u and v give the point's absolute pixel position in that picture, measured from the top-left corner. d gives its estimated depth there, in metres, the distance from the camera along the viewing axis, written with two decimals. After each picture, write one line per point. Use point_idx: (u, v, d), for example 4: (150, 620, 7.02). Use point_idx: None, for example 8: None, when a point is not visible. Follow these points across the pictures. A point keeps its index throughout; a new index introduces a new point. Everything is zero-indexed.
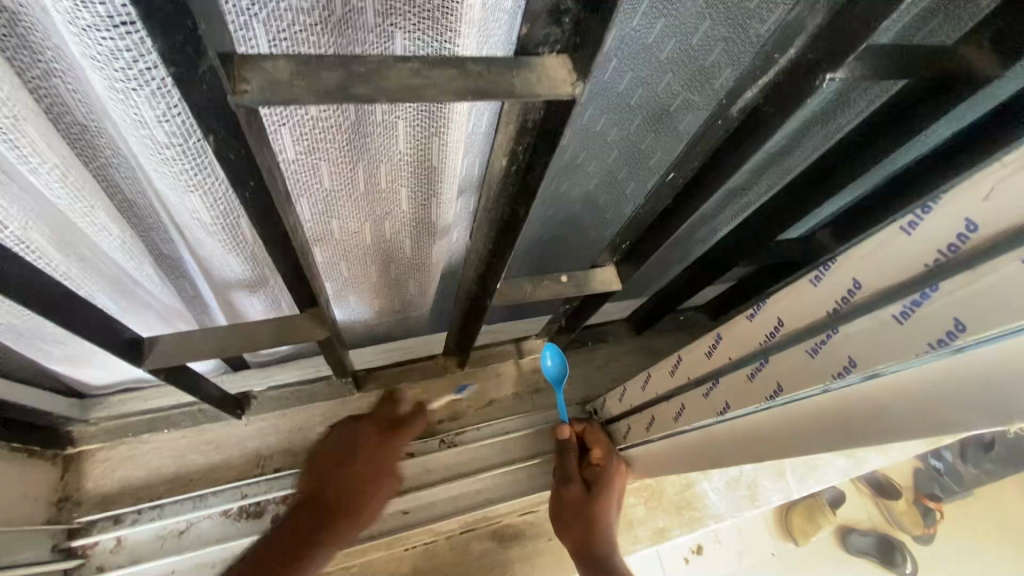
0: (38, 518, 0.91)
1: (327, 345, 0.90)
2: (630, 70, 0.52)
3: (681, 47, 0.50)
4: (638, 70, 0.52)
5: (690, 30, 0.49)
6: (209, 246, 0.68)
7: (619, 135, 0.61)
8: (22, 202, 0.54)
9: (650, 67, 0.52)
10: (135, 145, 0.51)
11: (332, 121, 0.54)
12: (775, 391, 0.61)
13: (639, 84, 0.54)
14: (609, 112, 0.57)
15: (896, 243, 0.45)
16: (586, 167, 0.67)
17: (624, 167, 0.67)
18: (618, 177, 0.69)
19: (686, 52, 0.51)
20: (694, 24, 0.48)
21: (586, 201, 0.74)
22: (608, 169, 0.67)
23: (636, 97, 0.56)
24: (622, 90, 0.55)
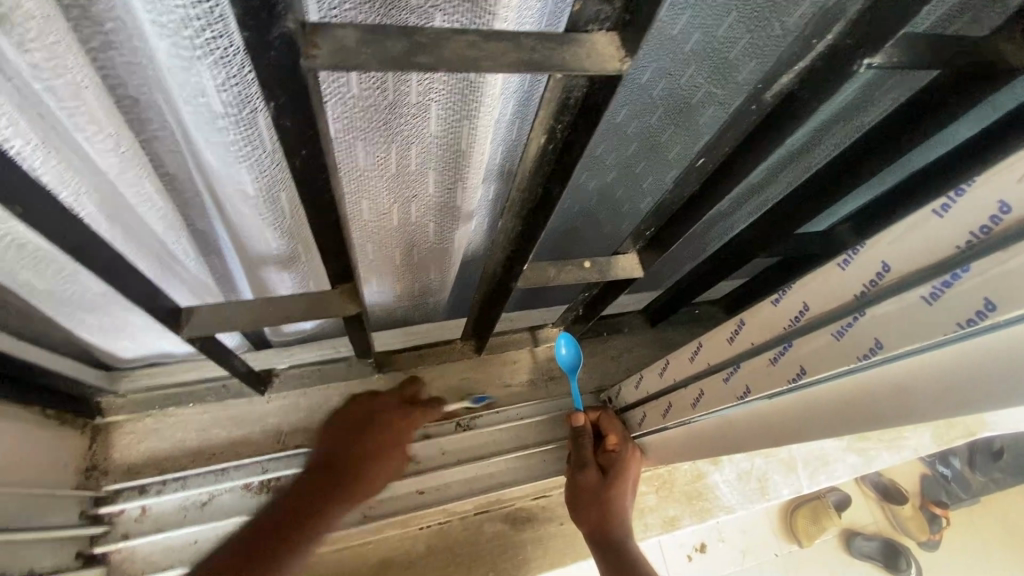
0: (68, 484, 0.94)
1: (352, 322, 0.91)
2: (655, 61, 0.56)
3: (704, 39, 0.54)
4: (661, 60, 0.56)
5: (716, 22, 0.52)
6: (247, 220, 0.71)
7: (639, 127, 0.65)
8: (75, 169, 0.56)
9: (675, 59, 0.56)
10: (189, 114, 0.53)
11: (371, 100, 0.56)
12: (798, 373, 0.61)
13: (663, 75, 0.58)
14: (631, 103, 0.61)
15: (929, 227, 0.46)
16: (606, 161, 0.70)
17: (641, 162, 0.71)
18: (635, 171, 0.73)
19: (710, 44, 0.55)
20: (720, 18, 0.52)
21: (601, 194, 0.78)
22: (626, 163, 0.71)
23: (658, 89, 0.59)
24: (644, 83, 0.58)
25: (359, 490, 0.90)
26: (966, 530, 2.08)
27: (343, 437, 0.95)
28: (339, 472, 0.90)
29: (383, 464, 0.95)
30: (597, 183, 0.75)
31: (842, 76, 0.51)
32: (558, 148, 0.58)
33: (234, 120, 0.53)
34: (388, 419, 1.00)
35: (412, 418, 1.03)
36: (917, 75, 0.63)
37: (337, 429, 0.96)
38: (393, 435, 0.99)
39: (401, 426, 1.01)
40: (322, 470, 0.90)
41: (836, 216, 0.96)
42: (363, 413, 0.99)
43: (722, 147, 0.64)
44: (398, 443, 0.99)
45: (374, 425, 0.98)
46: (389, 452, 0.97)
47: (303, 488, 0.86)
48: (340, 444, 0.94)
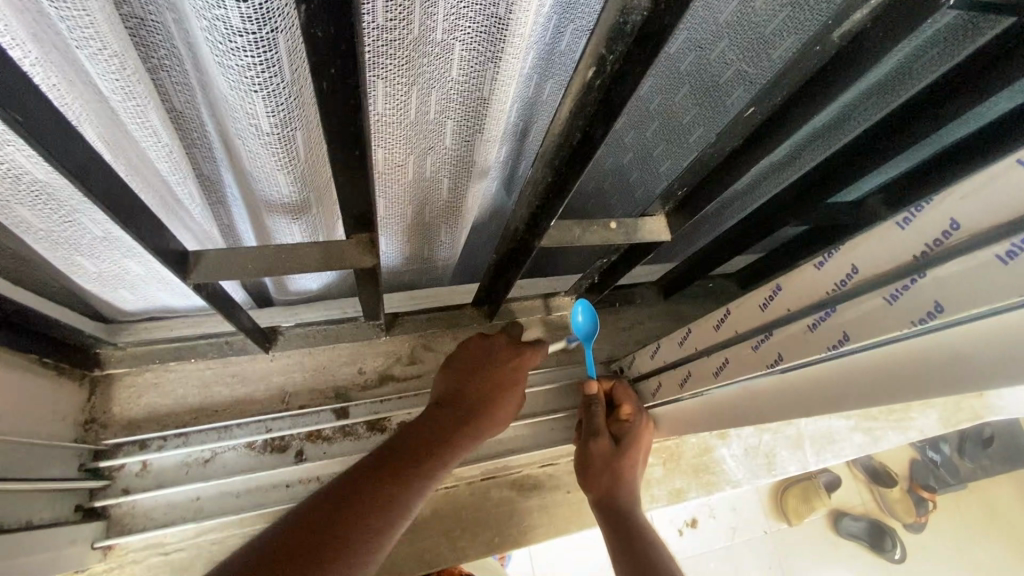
0: (65, 437, 0.91)
1: (366, 276, 0.87)
2: (685, 31, 0.57)
3: (740, 10, 0.55)
4: (695, 29, 0.57)
5: None
6: (259, 163, 0.66)
7: (661, 102, 0.67)
8: (76, 90, 0.51)
9: (706, 29, 0.57)
10: (202, 34, 0.49)
11: (395, 34, 0.52)
12: (841, 340, 0.58)
13: (693, 48, 0.59)
14: (658, 75, 0.64)
15: (1011, 179, 0.43)
16: (626, 134, 0.74)
17: (661, 142, 0.73)
18: (654, 152, 0.75)
19: (747, 16, 0.55)
20: None
21: (620, 171, 0.82)
22: (647, 141, 0.74)
23: (685, 62, 0.61)
24: (672, 54, 0.61)
25: (456, 444, 0.78)
26: (953, 514, 2.11)
27: (460, 380, 0.87)
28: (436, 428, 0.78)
29: (495, 417, 0.86)
30: (614, 158, 0.79)
31: (925, 10, 0.47)
32: (607, 85, 0.51)
33: (252, 39, 0.48)
34: (454, 367, 0.89)
35: (515, 354, 0.91)
36: (986, 24, 0.56)
37: (443, 385, 0.88)
38: (506, 377, 0.89)
39: (484, 370, 0.89)
40: (457, 417, 0.82)
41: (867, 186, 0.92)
42: (478, 356, 0.90)
43: (773, 98, 0.59)
44: (509, 388, 0.89)
45: (485, 373, 0.88)
46: (503, 395, 0.88)
47: (403, 445, 0.73)
48: (460, 390, 0.86)
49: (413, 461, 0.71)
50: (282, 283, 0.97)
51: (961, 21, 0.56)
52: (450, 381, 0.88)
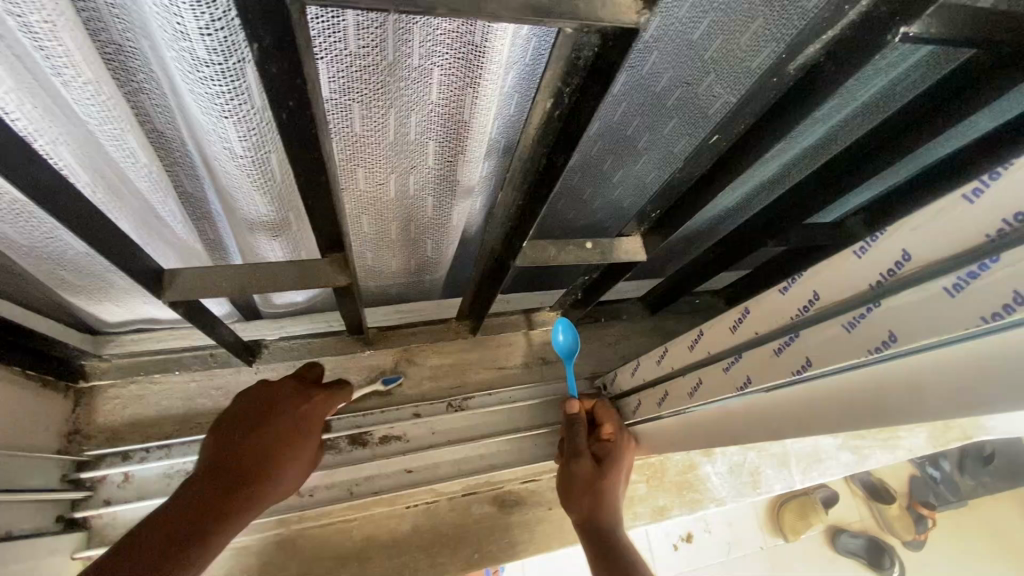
0: (48, 448, 0.92)
1: (347, 293, 0.88)
2: (669, 68, 0.57)
3: (724, 47, 0.55)
4: (677, 65, 0.57)
5: (740, 29, 0.53)
6: (237, 183, 0.68)
7: (642, 132, 0.68)
8: (52, 116, 0.52)
9: (692, 65, 0.57)
10: (174, 62, 0.50)
11: (368, 60, 0.54)
12: (804, 365, 0.59)
13: (678, 82, 0.59)
14: (637, 107, 0.63)
15: (954, 214, 0.43)
16: (603, 163, 0.74)
17: (643, 162, 0.74)
18: (637, 171, 0.77)
19: (731, 50, 0.55)
20: (745, 25, 0.52)
21: (603, 193, 0.83)
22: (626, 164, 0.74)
23: (671, 96, 0.62)
24: (656, 89, 0.60)
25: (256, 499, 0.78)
26: (951, 533, 2.08)
27: (247, 418, 0.83)
28: (219, 485, 0.75)
29: (283, 472, 0.83)
30: (595, 184, 0.79)
31: (873, 47, 0.48)
32: (565, 115, 0.52)
33: (220, 69, 0.49)
34: (242, 411, 0.83)
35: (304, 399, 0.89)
36: (951, 52, 0.57)
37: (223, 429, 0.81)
38: (298, 425, 0.87)
39: (282, 416, 0.85)
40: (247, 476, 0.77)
41: (846, 207, 0.93)
42: (277, 399, 0.86)
43: (735, 125, 0.60)
44: (302, 431, 0.87)
45: (282, 416, 0.85)
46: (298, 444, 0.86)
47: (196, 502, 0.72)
48: (257, 443, 0.80)
49: (211, 514, 0.72)
50: (266, 298, 0.99)
51: (925, 51, 0.57)
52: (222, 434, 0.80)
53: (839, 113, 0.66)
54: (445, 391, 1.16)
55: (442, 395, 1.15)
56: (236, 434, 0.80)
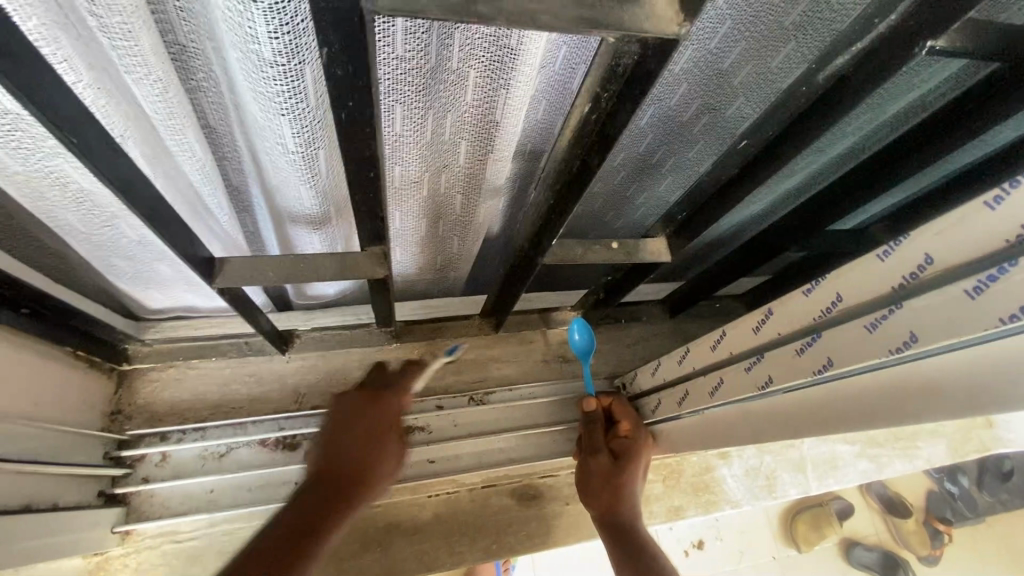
0: (93, 425, 0.97)
1: (379, 286, 0.92)
2: (697, 91, 0.59)
3: (755, 71, 0.56)
4: (707, 89, 0.58)
5: (771, 53, 0.54)
6: (284, 176, 0.71)
7: (666, 151, 0.69)
8: (122, 110, 0.57)
9: (721, 88, 0.58)
10: (238, 63, 0.54)
11: (415, 62, 0.57)
12: (825, 364, 0.61)
13: (705, 105, 0.61)
14: (665, 130, 0.65)
15: (978, 219, 0.45)
16: (628, 179, 0.76)
17: (666, 178, 0.76)
18: (659, 186, 0.78)
19: (761, 73, 0.57)
20: (774, 50, 0.54)
21: (623, 209, 0.84)
22: (650, 179, 0.76)
23: (697, 118, 0.63)
24: (684, 112, 0.62)
25: (371, 487, 0.80)
26: (967, 549, 2.06)
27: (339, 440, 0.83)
28: (337, 484, 0.77)
29: (381, 475, 0.82)
30: (618, 199, 0.81)
31: (900, 59, 0.50)
32: (602, 120, 0.55)
33: (282, 70, 0.53)
34: (342, 437, 0.83)
35: (382, 406, 0.87)
36: (976, 66, 0.59)
37: (326, 430, 0.85)
38: (387, 421, 0.86)
39: (337, 421, 0.85)
40: (353, 467, 0.80)
41: (869, 215, 0.94)
42: (335, 415, 0.86)
43: (770, 126, 0.63)
44: (386, 432, 0.85)
45: (357, 424, 0.85)
46: (386, 434, 0.85)
47: (298, 518, 0.72)
48: (337, 458, 0.80)
49: (335, 510, 0.74)
50: (300, 289, 1.03)
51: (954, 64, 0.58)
52: (323, 447, 0.83)
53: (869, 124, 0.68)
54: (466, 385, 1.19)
55: (464, 389, 1.18)
56: (326, 445, 0.83)
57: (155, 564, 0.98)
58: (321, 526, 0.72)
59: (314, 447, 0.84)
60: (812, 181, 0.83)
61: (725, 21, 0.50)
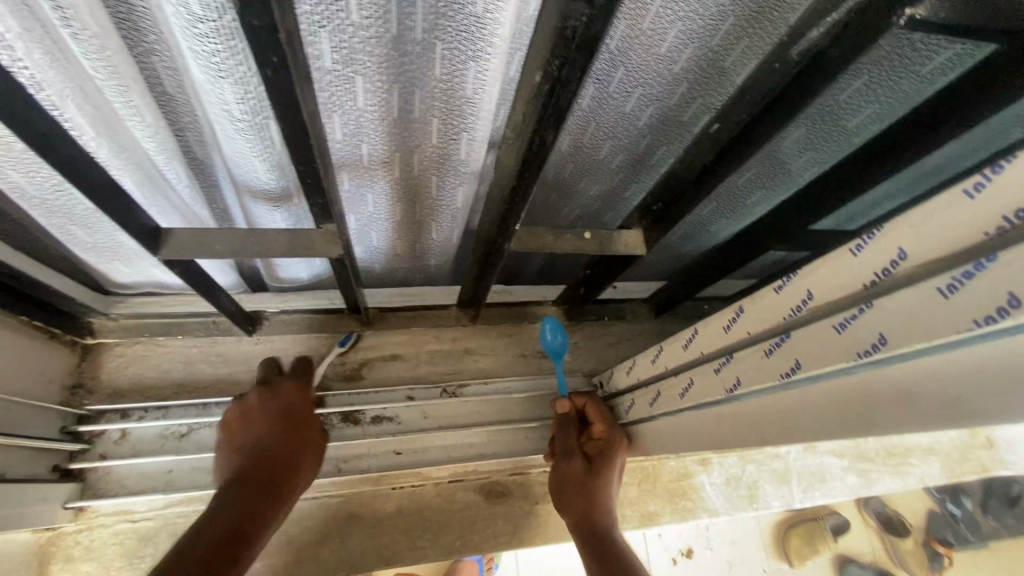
0: (51, 398, 0.95)
1: (340, 266, 0.88)
2: (672, 63, 0.56)
3: (732, 43, 0.54)
4: (684, 61, 0.56)
5: (746, 25, 0.52)
6: (239, 148, 0.68)
7: (642, 130, 0.66)
8: (60, 68, 0.53)
9: (697, 61, 0.56)
10: (176, 21, 0.51)
11: (373, 31, 0.54)
12: (792, 367, 0.57)
13: (681, 81, 0.58)
14: (636, 105, 0.62)
15: (956, 210, 0.40)
16: (601, 162, 0.73)
17: (639, 163, 0.73)
18: (633, 173, 0.76)
19: (736, 47, 0.54)
20: (751, 22, 0.52)
21: (599, 197, 0.82)
22: (624, 165, 0.73)
23: (672, 95, 0.60)
24: (658, 87, 0.59)
25: (289, 497, 0.80)
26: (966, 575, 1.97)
27: (255, 455, 0.80)
28: (266, 487, 0.77)
29: (296, 487, 0.81)
30: (593, 184, 0.78)
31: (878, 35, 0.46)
32: (552, 90, 0.51)
33: (213, 27, 0.50)
34: (257, 430, 0.83)
35: (315, 427, 0.88)
36: (966, 52, 0.55)
37: (240, 441, 0.83)
38: (301, 414, 0.88)
39: (249, 431, 0.83)
40: (283, 465, 0.81)
41: (858, 213, 0.89)
42: (249, 413, 0.85)
43: (738, 116, 0.61)
44: (305, 429, 0.86)
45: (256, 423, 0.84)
46: (302, 439, 0.85)
47: (238, 513, 0.72)
48: (260, 468, 0.79)
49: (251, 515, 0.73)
50: (270, 270, 1.01)
51: (944, 47, 0.54)
52: (240, 451, 0.82)
53: (858, 113, 0.64)
54: (441, 377, 1.16)
55: (438, 380, 1.15)
56: (239, 452, 0.81)
57: (108, 542, 0.96)
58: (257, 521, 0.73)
59: (226, 451, 0.82)
60: (801, 178, 0.78)
61: None
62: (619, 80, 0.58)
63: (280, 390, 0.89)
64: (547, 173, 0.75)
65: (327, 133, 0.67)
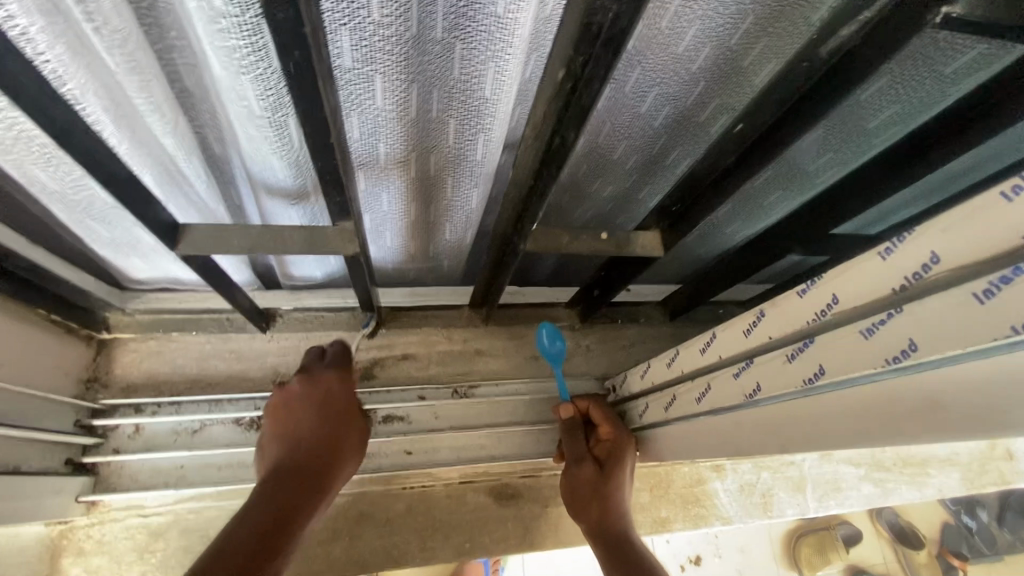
0: (66, 391, 0.96)
1: (355, 265, 0.88)
2: (696, 64, 0.55)
3: (757, 45, 0.53)
4: (707, 62, 0.55)
5: (773, 27, 0.51)
6: (258, 145, 0.68)
7: (662, 132, 0.65)
8: (82, 63, 0.53)
9: (721, 62, 0.55)
10: (198, 17, 0.51)
11: (391, 29, 0.54)
12: (816, 373, 0.56)
13: (704, 82, 0.57)
14: (656, 106, 0.61)
15: (992, 212, 0.39)
16: (619, 163, 0.72)
17: (656, 166, 0.72)
18: (651, 176, 0.75)
19: (761, 49, 0.53)
20: (777, 23, 0.50)
21: (616, 198, 0.81)
22: (643, 167, 0.73)
23: (694, 96, 0.59)
24: (680, 89, 0.58)
25: (332, 485, 0.80)
26: None
27: (300, 441, 0.82)
28: (310, 473, 0.78)
29: (340, 473, 0.83)
30: (612, 186, 0.78)
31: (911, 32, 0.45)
32: (575, 87, 0.50)
33: (237, 23, 0.50)
34: (300, 420, 0.84)
35: (355, 415, 0.88)
36: (996, 51, 0.54)
37: (284, 426, 0.84)
38: (346, 401, 0.88)
39: (294, 420, 0.84)
40: (327, 451, 0.82)
41: (879, 217, 0.88)
42: (292, 400, 0.86)
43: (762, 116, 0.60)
44: (349, 417, 0.87)
45: (299, 411, 0.85)
46: (345, 427, 0.86)
47: (285, 497, 0.73)
48: (302, 456, 0.80)
49: (297, 500, 0.74)
50: (285, 268, 1.01)
51: (973, 45, 0.53)
52: (283, 440, 0.82)
53: (883, 116, 0.63)
54: (452, 378, 1.16)
55: (449, 381, 1.14)
56: (285, 440, 0.82)
57: (120, 537, 0.96)
58: (302, 505, 0.74)
59: (273, 439, 0.83)
60: (821, 181, 0.77)
61: None
62: (635, 80, 0.57)
63: (321, 376, 0.89)
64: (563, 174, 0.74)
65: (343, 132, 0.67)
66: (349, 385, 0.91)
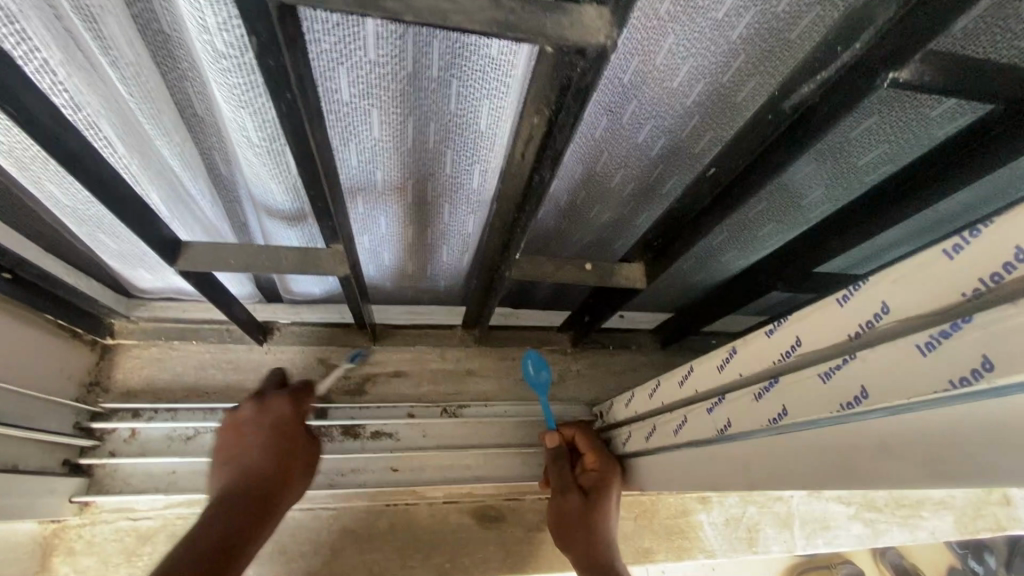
0: (68, 394, 0.99)
1: (347, 285, 0.91)
2: (682, 101, 0.58)
3: (739, 86, 0.56)
4: (692, 99, 0.58)
5: (752, 70, 0.54)
6: (256, 169, 0.72)
7: (652, 162, 0.68)
8: (97, 92, 0.57)
9: (705, 99, 0.58)
10: (201, 55, 0.55)
11: (388, 67, 0.57)
12: (779, 414, 0.58)
13: (692, 117, 0.60)
14: (646, 138, 0.64)
15: (933, 270, 0.41)
16: (610, 192, 0.75)
17: (646, 194, 0.75)
18: (639, 204, 0.78)
19: (743, 90, 0.56)
20: (756, 67, 0.54)
21: (607, 224, 0.84)
22: (632, 197, 0.76)
23: (683, 130, 0.62)
24: (669, 122, 0.61)
25: (283, 500, 0.82)
26: None
27: (247, 464, 0.82)
28: (260, 499, 0.79)
29: (287, 498, 0.83)
30: (608, 213, 0.80)
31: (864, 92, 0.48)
32: (550, 123, 0.53)
33: (235, 62, 0.54)
34: (247, 446, 0.84)
35: (306, 437, 0.89)
36: (973, 104, 0.55)
37: (269, 461, 0.83)
38: (292, 421, 0.89)
39: (243, 446, 0.84)
40: (276, 476, 0.82)
41: (866, 256, 0.89)
42: (243, 424, 0.86)
43: (737, 159, 0.63)
44: (294, 438, 0.87)
45: (246, 434, 0.85)
46: (292, 451, 0.86)
47: (229, 522, 0.73)
48: (249, 480, 0.80)
49: (249, 525, 0.75)
50: (284, 284, 1.05)
51: (941, 100, 0.56)
52: (230, 465, 0.82)
53: (868, 157, 0.65)
54: (443, 397, 1.17)
55: (439, 400, 1.16)
56: (230, 466, 0.82)
57: (109, 539, 0.99)
58: (251, 531, 0.74)
59: (219, 465, 0.83)
60: (803, 218, 0.80)
61: (714, 31, 0.50)
62: (628, 113, 0.60)
63: (276, 403, 0.89)
64: (559, 200, 0.77)
65: (343, 158, 0.70)
66: (302, 410, 0.92)
